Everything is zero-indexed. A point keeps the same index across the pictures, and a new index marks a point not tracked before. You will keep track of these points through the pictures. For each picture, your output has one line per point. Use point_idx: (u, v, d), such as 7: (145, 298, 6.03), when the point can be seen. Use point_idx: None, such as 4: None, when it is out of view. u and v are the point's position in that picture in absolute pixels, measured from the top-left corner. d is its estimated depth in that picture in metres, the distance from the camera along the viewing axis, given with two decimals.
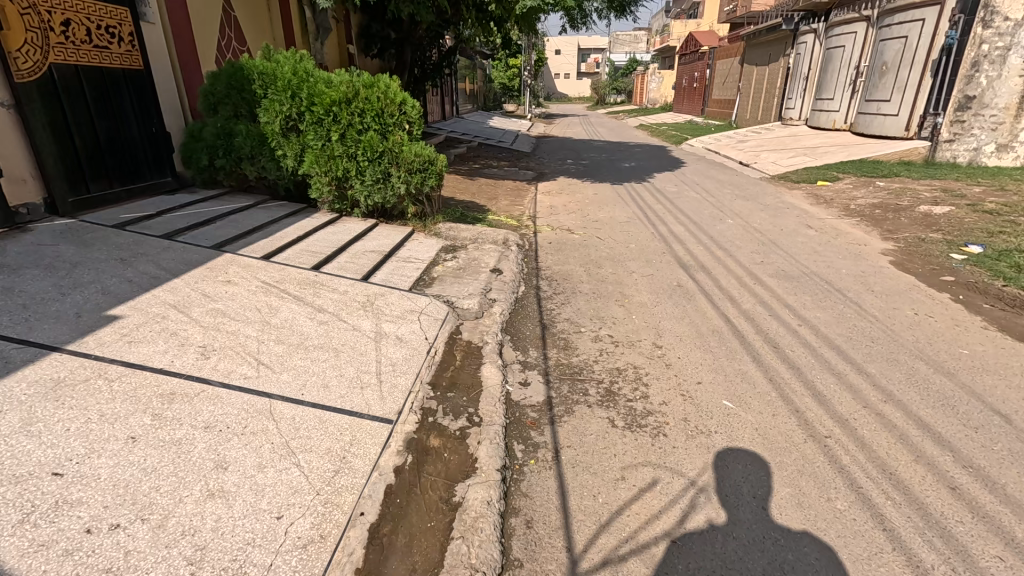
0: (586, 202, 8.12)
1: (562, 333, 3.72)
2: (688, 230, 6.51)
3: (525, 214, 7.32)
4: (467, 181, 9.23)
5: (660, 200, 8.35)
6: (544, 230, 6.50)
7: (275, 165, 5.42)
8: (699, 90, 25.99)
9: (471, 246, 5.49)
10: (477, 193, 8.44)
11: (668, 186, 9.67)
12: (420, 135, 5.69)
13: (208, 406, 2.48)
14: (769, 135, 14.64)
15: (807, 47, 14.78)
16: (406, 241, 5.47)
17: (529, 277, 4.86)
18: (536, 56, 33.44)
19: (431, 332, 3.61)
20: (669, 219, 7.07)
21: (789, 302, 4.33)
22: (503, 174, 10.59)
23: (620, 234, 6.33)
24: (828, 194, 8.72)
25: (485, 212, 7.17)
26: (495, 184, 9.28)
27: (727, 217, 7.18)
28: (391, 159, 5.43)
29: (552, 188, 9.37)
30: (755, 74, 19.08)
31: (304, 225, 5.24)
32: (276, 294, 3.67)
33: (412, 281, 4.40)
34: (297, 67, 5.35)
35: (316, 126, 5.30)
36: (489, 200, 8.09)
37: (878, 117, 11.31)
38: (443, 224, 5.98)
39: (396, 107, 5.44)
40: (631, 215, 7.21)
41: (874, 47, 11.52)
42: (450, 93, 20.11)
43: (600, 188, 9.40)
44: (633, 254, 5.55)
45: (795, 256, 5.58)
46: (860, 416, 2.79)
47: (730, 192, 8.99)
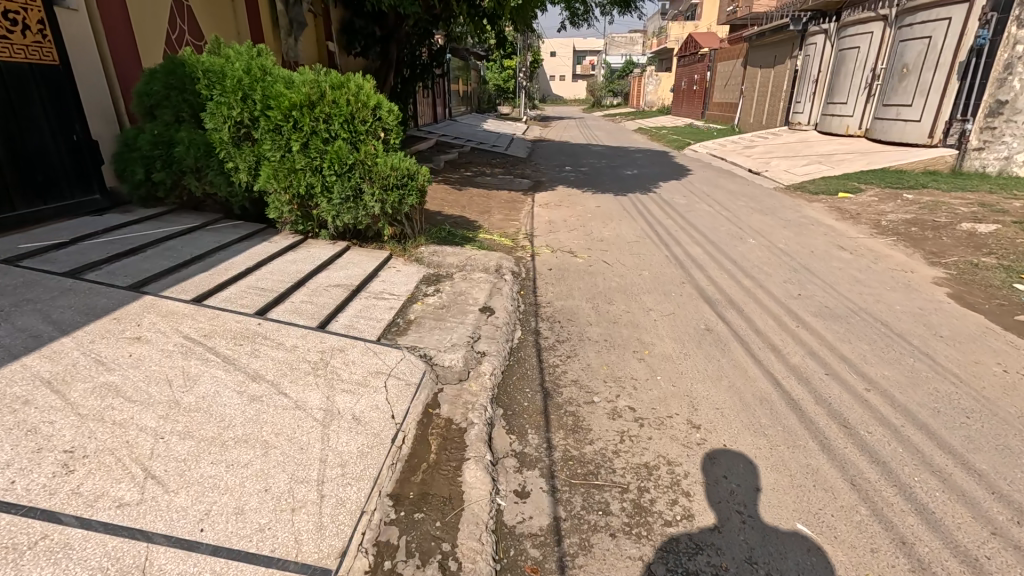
0: (588, 217, 7.32)
1: (569, 405, 2.91)
2: (706, 252, 5.73)
3: (521, 232, 6.51)
4: (457, 192, 8.40)
5: (670, 214, 7.56)
6: (543, 253, 5.69)
7: (225, 180, 4.58)
8: (700, 93, 25.28)
9: (458, 275, 4.68)
10: (467, 206, 7.61)
11: (676, 197, 8.87)
12: (399, 144, 4.86)
13: (43, 569, 1.63)
14: (777, 140, 13.91)
15: (817, 49, 14.09)
16: (381, 271, 4.65)
17: (526, 317, 4.05)
18: (531, 58, 32.73)
19: (399, 405, 2.78)
20: (683, 238, 6.27)
21: (845, 352, 3.55)
22: (496, 183, 9.77)
23: (630, 257, 5.53)
24: (852, 208, 7.97)
25: (475, 230, 6.36)
26: (487, 196, 8.46)
27: (747, 236, 6.40)
28: (362, 174, 4.58)
29: (550, 199, 8.57)
30: (759, 76, 18.35)
31: (258, 252, 4.41)
32: (200, 356, 2.83)
33: (382, 327, 3.59)
34: (250, 64, 4.50)
35: (273, 134, 4.46)
36: (481, 214, 7.27)
37: (897, 122, 10.60)
38: (426, 248, 5.16)
39: (369, 111, 4.60)
40: (641, 234, 6.41)
41: (893, 48, 10.80)
42: (442, 95, 19.24)
43: (603, 200, 8.61)
44: (647, 284, 4.74)
45: (835, 286, 4.79)
46: (994, 553, 1.99)
47: (745, 205, 8.21)
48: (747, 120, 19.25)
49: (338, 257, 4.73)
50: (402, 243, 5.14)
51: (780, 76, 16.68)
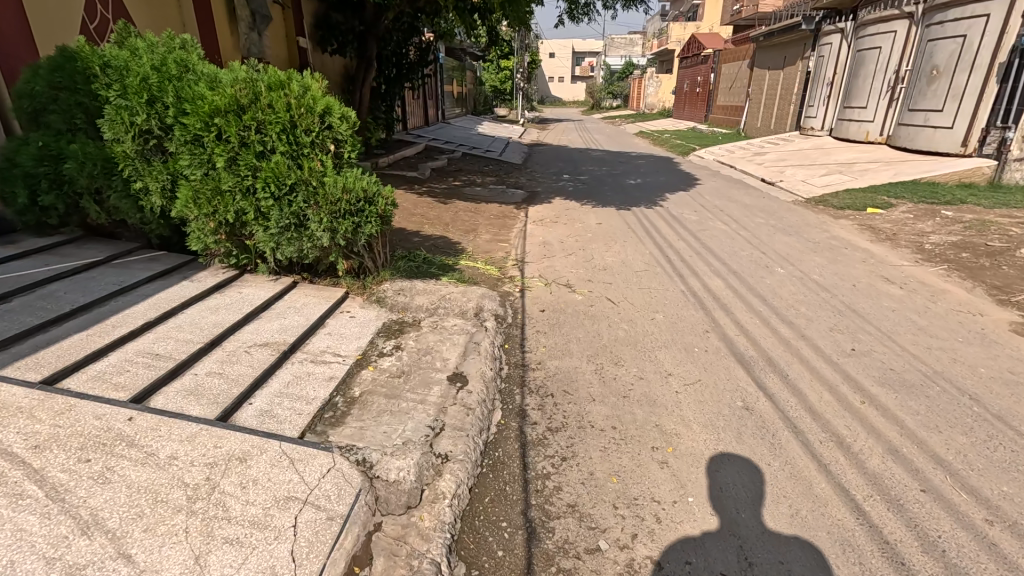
0: (588, 239, 6.39)
1: (564, 556, 2.00)
2: (730, 287, 4.80)
3: (510, 258, 5.59)
4: (440, 205, 7.46)
5: (682, 235, 6.62)
6: (534, 287, 4.76)
7: (134, 203, 3.66)
8: (703, 96, 24.38)
9: (427, 323, 3.76)
10: (450, 224, 6.68)
11: (686, 212, 7.97)
12: (356, 159, 3.92)
13: None
14: (789, 146, 13.02)
15: (832, 49, 13.22)
16: (330, 318, 3.72)
17: (509, 386, 3.13)
18: (530, 58, 31.86)
19: (308, 566, 1.84)
20: (700, 266, 5.36)
21: (936, 447, 2.64)
22: (486, 194, 8.86)
23: (638, 293, 4.61)
24: (886, 226, 7.07)
25: (456, 256, 5.44)
26: (474, 211, 7.53)
27: (774, 264, 5.48)
28: (307, 196, 3.64)
29: (545, 215, 7.63)
30: (767, 79, 17.46)
31: (170, 296, 3.45)
32: (11, 490, 1.89)
33: (313, 412, 2.67)
34: (164, 59, 3.59)
35: (191, 145, 3.54)
36: (465, 234, 6.36)
37: (925, 129, 9.75)
38: (391, 284, 4.23)
39: (315, 118, 3.66)
40: (650, 261, 5.49)
41: (921, 48, 9.93)
42: (434, 96, 18.32)
43: (605, 215, 7.71)
44: (661, 334, 3.82)
45: (895, 336, 3.88)
46: None
47: (765, 223, 7.30)
48: (753, 124, 18.37)
49: (277, 300, 3.79)
50: (362, 280, 4.22)
51: (790, 78, 15.79)
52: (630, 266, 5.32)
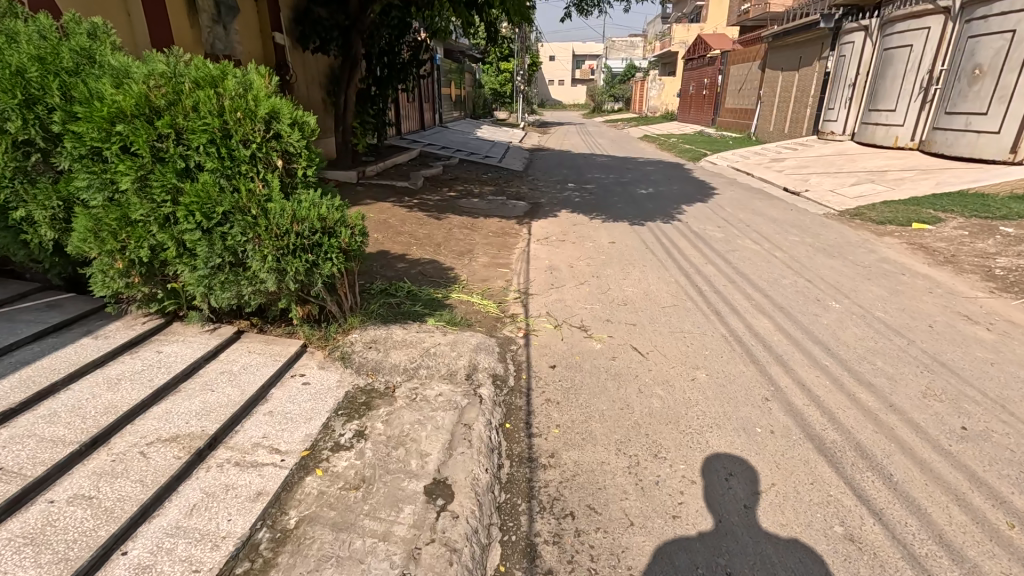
0: (601, 263, 5.51)
1: None
2: (781, 330, 3.91)
3: (511, 289, 4.70)
4: (432, 222, 6.58)
5: (710, 258, 5.73)
6: (541, 331, 3.88)
7: (18, 236, 2.82)
8: (710, 99, 23.51)
9: (402, 394, 2.88)
10: (440, 245, 5.80)
11: (709, 228, 7.11)
12: (313, 176, 3.03)
13: None
14: (809, 152, 12.17)
15: (854, 48, 12.37)
16: (276, 387, 2.84)
17: (510, 500, 2.26)
18: (531, 60, 31.02)
19: None
20: (739, 301, 4.47)
21: None
22: (484, 207, 8.00)
23: (671, 340, 3.73)
24: (940, 246, 6.20)
25: (447, 289, 4.57)
26: (470, 228, 6.65)
27: (826, 297, 4.60)
28: (243, 227, 2.77)
29: (551, 232, 6.75)
30: (780, 81, 16.58)
31: (55, 364, 2.57)
32: None
33: (219, 567, 1.78)
34: (55, 48, 2.74)
35: (88, 161, 2.68)
36: (459, 258, 5.49)
37: (967, 134, 8.91)
38: (362, 334, 3.34)
39: (255, 124, 2.79)
40: (678, 294, 4.61)
41: (960, 46, 9.08)
42: (431, 100, 17.49)
43: (618, 232, 6.85)
44: (707, 406, 2.95)
45: (1010, 404, 3.01)
46: None
47: (800, 242, 6.42)
48: (766, 128, 17.51)
49: (207, 361, 2.91)
50: (326, 328, 3.36)
51: (807, 80, 14.91)
52: (655, 301, 4.44)
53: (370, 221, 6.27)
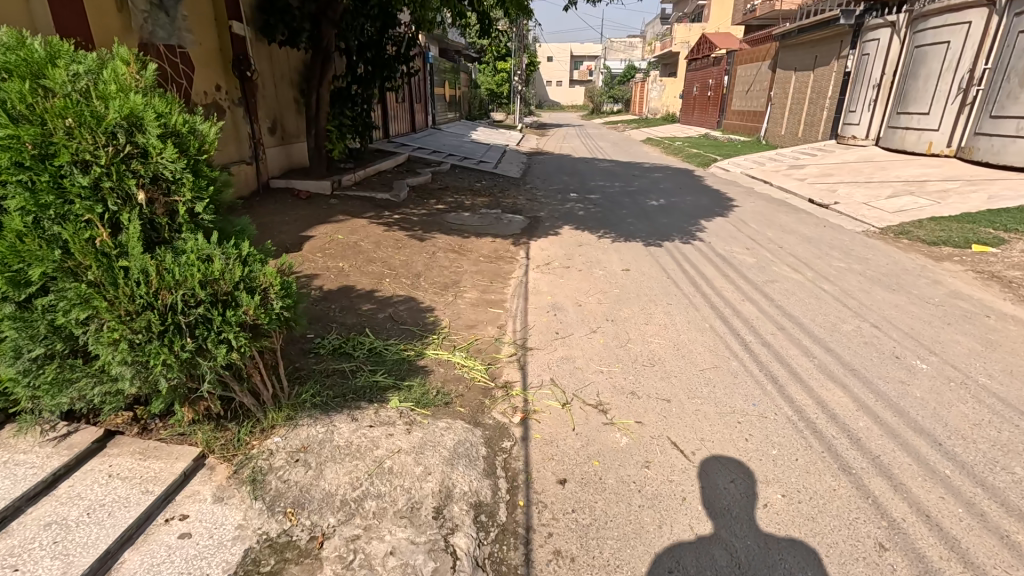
0: (616, 299, 4.51)
1: None
2: (865, 411, 2.93)
3: (505, 342, 3.71)
4: (412, 244, 5.58)
5: (745, 292, 4.74)
6: (545, 412, 2.87)
7: None
8: (715, 101, 22.58)
9: (334, 554, 1.86)
10: (419, 277, 4.81)
11: (735, 249, 6.14)
12: (205, 213, 2.03)
13: None
14: (831, 158, 11.22)
15: (878, 46, 11.43)
16: (135, 545, 1.82)
17: None
18: (528, 60, 30.05)
19: None
20: (797, 361, 3.49)
21: None
22: (476, 223, 7.01)
23: (721, 430, 2.75)
24: (1014, 274, 5.24)
25: (420, 343, 3.56)
26: (458, 252, 5.65)
27: (906, 353, 3.61)
28: (75, 298, 1.75)
29: (553, 256, 5.75)
30: (793, 81, 15.65)
31: None
32: None
33: None
34: None
35: None
36: (441, 295, 4.48)
37: (1017, 141, 7.97)
38: (287, 438, 2.32)
39: (103, 136, 1.79)
40: (717, 351, 3.62)
41: (1009, 42, 8.15)
42: (423, 100, 16.52)
43: (631, 256, 5.87)
44: (797, 564, 1.97)
45: None
46: None
47: (847, 269, 5.44)
48: (776, 132, 16.57)
49: (32, 503, 1.90)
50: (237, 428, 2.33)
51: (823, 80, 13.96)
52: (689, 362, 3.45)
53: (337, 244, 5.27)
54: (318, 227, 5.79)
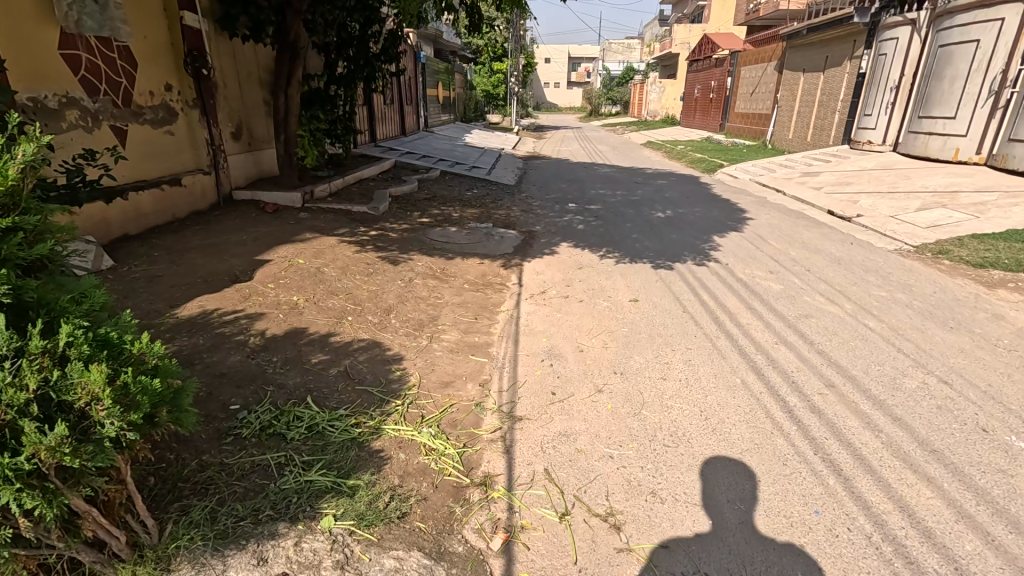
0: (625, 343, 3.75)
1: None
2: (969, 525, 2.18)
3: (488, 408, 2.93)
4: (386, 269, 4.81)
5: (777, 332, 3.99)
6: (537, 531, 2.11)
7: None
8: (718, 102, 21.84)
9: None
10: (391, 313, 4.04)
11: (756, 273, 5.38)
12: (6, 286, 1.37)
13: None
14: (847, 165, 10.51)
15: (897, 46, 10.72)
16: None
17: None
18: (525, 61, 29.32)
19: None
20: (860, 437, 2.73)
21: None
22: (463, 240, 6.23)
23: (778, 564, 1.99)
24: None
25: (379, 413, 2.79)
26: (439, 278, 4.88)
27: (995, 425, 2.85)
28: None
29: (549, 283, 4.98)
30: (801, 83, 14.96)
31: None
32: None
33: None
34: None
35: None
36: (413, 338, 3.71)
37: None
38: None
39: None
40: (755, 421, 2.87)
41: None
42: (414, 102, 15.78)
43: (638, 282, 5.10)
44: None
45: None
46: None
47: (890, 299, 4.68)
48: (784, 135, 15.84)
49: None
50: None
51: (835, 82, 13.22)
52: (725, 441, 2.68)
53: (295, 271, 4.49)
54: (277, 248, 5.01)
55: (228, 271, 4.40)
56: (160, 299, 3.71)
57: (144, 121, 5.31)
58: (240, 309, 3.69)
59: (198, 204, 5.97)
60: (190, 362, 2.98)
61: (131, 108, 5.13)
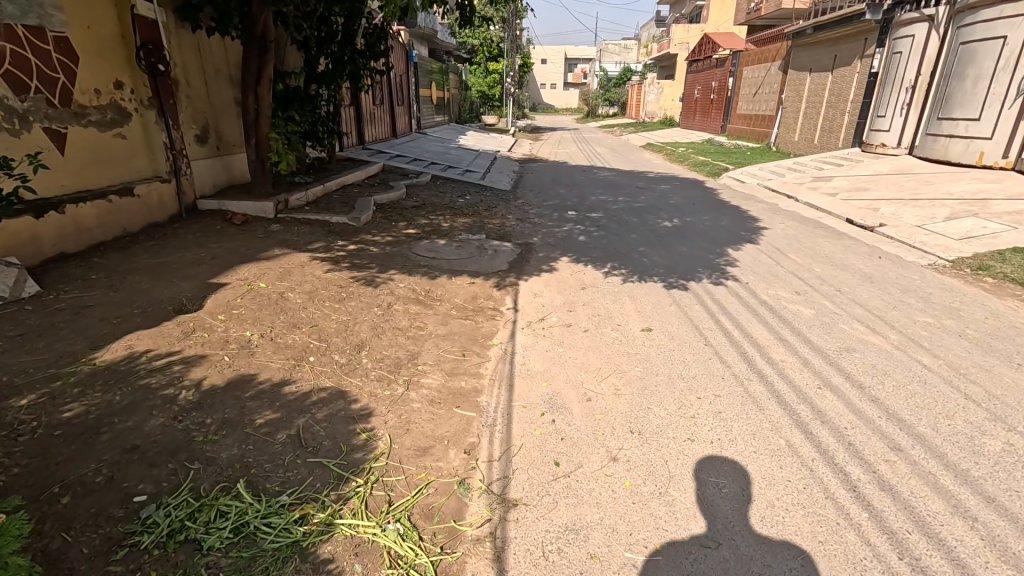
0: (639, 389, 3.14)
1: None
2: None
3: (474, 489, 2.31)
4: (361, 293, 4.19)
5: (817, 371, 3.39)
6: None
7: None
8: (719, 104, 21.30)
9: None
10: (362, 350, 3.42)
11: (781, 293, 4.79)
12: None
13: None
14: (861, 169, 9.96)
15: (912, 44, 10.19)
16: None
17: None
18: (521, 62, 28.76)
19: None
20: (953, 531, 2.13)
21: None
22: (452, 255, 5.61)
23: None
24: None
25: (333, 499, 2.18)
26: (423, 303, 4.26)
27: None
28: None
29: (548, 307, 4.38)
30: (808, 83, 14.42)
31: None
32: None
33: None
34: None
35: None
36: (386, 384, 3.10)
37: None
38: None
39: None
40: (811, 505, 2.26)
41: None
42: (406, 103, 15.16)
43: (649, 305, 4.50)
44: None
45: None
46: None
47: (939, 327, 4.09)
48: (789, 137, 15.30)
49: None
50: None
51: (845, 82, 12.68)
52: (766, 524, 2.16)
53: (253, 297, 3.86)
54: (237, 269, 4.38)
55: (174, 298, 3.76)
56: (81, 338, 3.08)
57: (88, 123, 4.67)
58: (178, 348, 3.07)
59: (154, 216, 5.31)
60: (95, 428, 2.35)
61: (71, 109, 4.50)
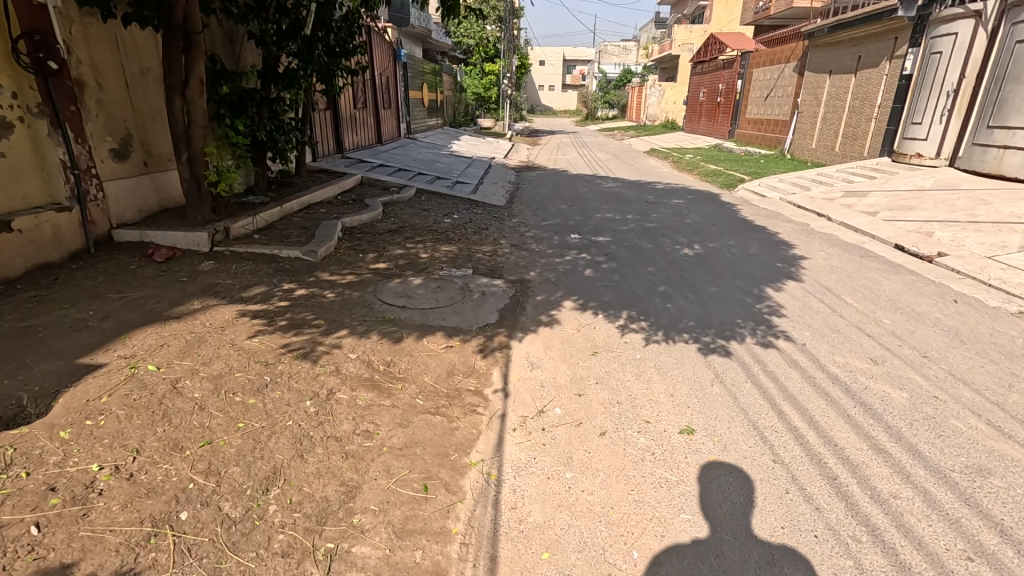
0: (687, 551, 2.10)
1: None
2: None
3: None
4: (289, 377, 3.03)
5: (956, 524, 2.25)
6: None
7: None
8: (727, 108, 20.20)
9: None
10: (272, 488, 2.27)
11: (851, 361, 3.67)
12: None
13: None
14: (898, 182, 8.89)
15: (954, 42, 9.11)
16: None
17: None
18: (519, 63, 27.64)
19: None
20: None
21: None
22: (428, 301, 4.47)
23: None
24: None
25: None
26: (377, 388, 3.10)
27: None
28: None
29: (548, 389, 3.24)
30: (827, 87, 13.32)
31: None
32: None
33: None
34: None
35: None
36: (299, 557, 1.98)
37: None
38: None
39: None
40: None
41: None
42: (393, 106, 13.98)
43: (684, 384, 3.35)
44: None
45: None
46: None
47: None
48: (806, 144, 14.18)
49: None
50: None
51: (871, 85, 11.58)
52: (765, 525, 2.23)
53: (129, 390, 2.70)
54: (127, 340, 3.21)
55: (9, 396, 2.60)
56: None
57: None
58: None
59: (45, 255, 4.16)
60: None
61: None
